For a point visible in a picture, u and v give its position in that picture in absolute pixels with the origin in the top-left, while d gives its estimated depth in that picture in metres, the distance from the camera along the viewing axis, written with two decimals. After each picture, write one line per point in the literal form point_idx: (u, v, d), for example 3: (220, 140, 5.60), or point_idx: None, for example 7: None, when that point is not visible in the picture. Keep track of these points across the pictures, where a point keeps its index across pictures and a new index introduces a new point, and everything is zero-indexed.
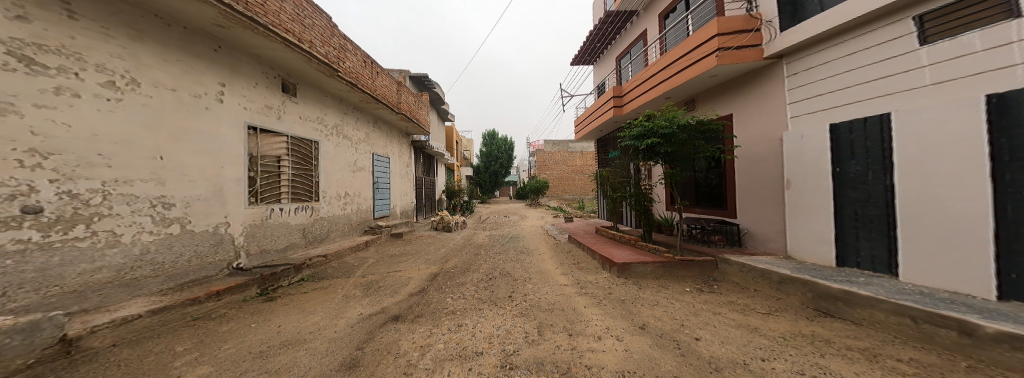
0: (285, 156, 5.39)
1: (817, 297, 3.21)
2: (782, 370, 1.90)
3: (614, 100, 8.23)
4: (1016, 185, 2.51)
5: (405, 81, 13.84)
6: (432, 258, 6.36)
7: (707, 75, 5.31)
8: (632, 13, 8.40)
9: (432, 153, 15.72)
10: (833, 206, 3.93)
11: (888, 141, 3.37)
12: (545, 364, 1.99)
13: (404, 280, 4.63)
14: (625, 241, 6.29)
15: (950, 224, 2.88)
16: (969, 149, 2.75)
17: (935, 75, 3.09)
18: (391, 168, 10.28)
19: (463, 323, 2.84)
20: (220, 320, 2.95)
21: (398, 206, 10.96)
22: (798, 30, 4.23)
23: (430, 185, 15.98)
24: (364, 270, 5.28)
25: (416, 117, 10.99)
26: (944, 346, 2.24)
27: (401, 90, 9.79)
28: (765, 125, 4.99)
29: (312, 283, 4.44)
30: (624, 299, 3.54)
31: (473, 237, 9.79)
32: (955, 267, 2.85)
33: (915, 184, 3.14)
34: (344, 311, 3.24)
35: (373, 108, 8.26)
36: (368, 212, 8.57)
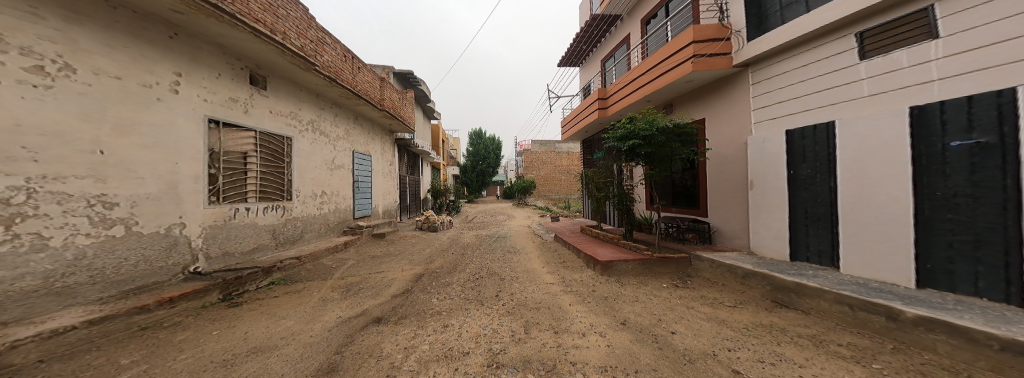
0: (252, 152, 5.02)
1: (774, 289, 3.50)
2: (746, 358, 2.05)
3: (599, 102, 8.51)
4: (932, 187, 2.93)
5: (388, 77, 13.46)
6: (417, 259, 6.19)
7: (684, 80, 5.62)
8: (617, 18, 8.74)
9: (416, 151, 15.36)
10: (788, 205, 4.32)
11: (831, 147, 3.78)
12: (532, 362, 2.01)
13: (388, 281, 4.49)
14: (608, 240, 6.48)
15: (880, 220, 3.27)
16: (895, 154, 3.13)
17: (872, 87, 3.48)
18: (372, 166, 9.88)
19: (449, 324, 2.79)
20: (175, 329, 2.67)
21: (381, 205, 10.62)
22: (762, 40, 4.62)
23: (414, 184, 15.54)
24: (343, 272, 5.04)
25: (400, 113, 10.68)
26: (874, 330, 2.54)
27: (386, 86, 9.48)
28: (732, 130, 5.38)
29: (284, 287, 4.16)
30: (607, 296, 3.66)
31: (459, 236, 9.64)
32: (882, 259, 3.24)
33: (854, 185, 3.52)
34: (321, 315, 3.05)
35: (353, 104, 7.90)
36: (348, 211, 8.23)
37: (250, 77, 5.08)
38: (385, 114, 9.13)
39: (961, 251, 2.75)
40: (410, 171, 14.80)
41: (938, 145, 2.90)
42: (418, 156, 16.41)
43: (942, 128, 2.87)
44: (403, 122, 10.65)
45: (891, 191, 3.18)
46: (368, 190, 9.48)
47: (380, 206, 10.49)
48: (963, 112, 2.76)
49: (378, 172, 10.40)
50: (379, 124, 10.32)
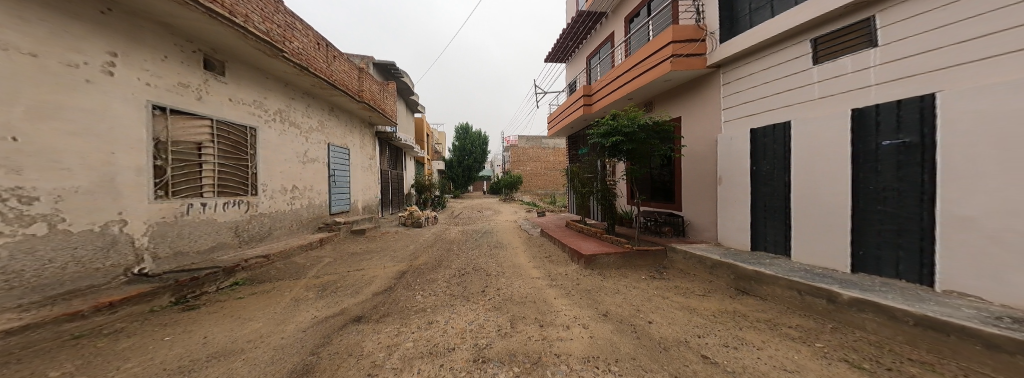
0: (208, 143, 4.58)
1: (737, 278, 3.79)
2: (713, 344, 2.22)
3: (585, 99, 8.73)
4: (866, 182, 3.33)
5: (368, 67, 12.84)
6: (400, 256, 5.97)
7: (663, 79, 5.89)
8: (602, 15, 8.98)
9: (398, 145, 14.82)
10: (751, 200, 4.70)
11: (787, 147, 4.15)
12: (517, 355, 2.02)
13: (368, 279, 4.30)
14: (591, 234, 6.67)
15: (826, 212, 3.68)
16: (838, 153, 3.55)
17: (822, 90, 3.83)
18: (350, 159, 9.37)
19: (434, 320, 2.73)
20: (118, 336, 2.37)
21: (361, 201, 10.15)
22: (732, 43, 4.93)
23: (397, 179, 15.02)
24: (319, 270, 4.75)
25: (380, 105, 10.21)
26: (817, 312, 2.87)
27: (365, 77, 9.02)
28: (704, 129, 5.76)
29: (250, 288, 3.84)
30: (590, 289, 3.77)
31: (445, 232, 9.45)
32: (827, 247, 3.68)
33: (805, 181, 3.92)
34: (293, 317, 2.84)
35: (329, 94, 7.43)
36: (324, 207, 7.78)
37: (203, 61, 4.59)
38: (364, 105, 8.69)
39: (886, 241, 3.16)
40: (392, 165, 14.28)
41: (873, 144, 3.27)
42: (401, 149, 15.85)
43: (876, 129, 3.24)
44: (384, 115, 10.19)
45: (837, 187, 3.58)
46: (346, 185, 9.00)
47: (359, 201, 10.02)
48: (893, 114, 3.11)
49: (357, 166, 9.91)
50: (357, 116, 9.81)
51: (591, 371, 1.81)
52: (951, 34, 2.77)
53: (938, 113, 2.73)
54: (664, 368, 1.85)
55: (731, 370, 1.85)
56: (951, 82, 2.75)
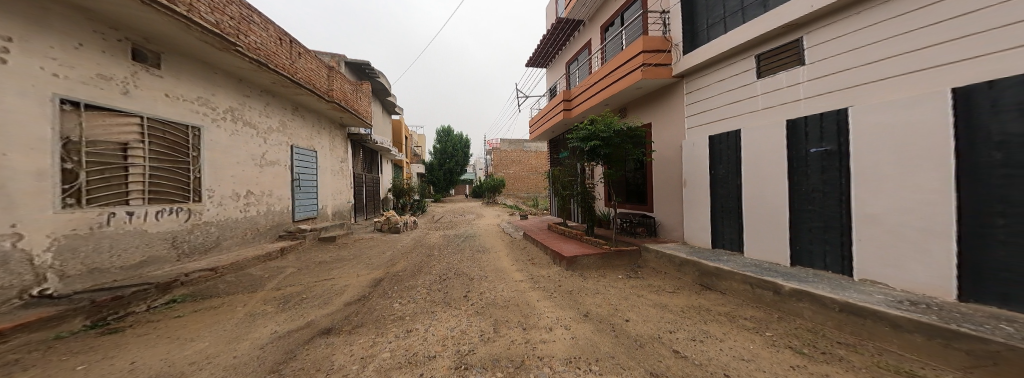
0: (135, 143, 3.98)
1: (701, 274, 4.07)
2: (682, 338, 2.37)
3: (564, 104, 9.02)
4: (801, 185, 3.81)
5: (340, 66, 12.14)
6: (376, 263, 5.62)
7: (635, 87, 6.21)
8: (579, 23, 9.45)
9: (373, 148, 14.11)
10: (710, 201, 5.13)
11: (737, 153, 4.63)
12: (501, 360, 1.98)
13: (339, 289, 3.99)
14: (572, 236, 6.84)
15: (772, 212, 4.14)
16: (779, 158, 4.04)
17: (764, 101, 4.32)
18: (318, 162, 8.71)
19: (413, 328, 2.63)
20: (17, 368, 1.91)
21: (331, 206, 9.47)
22: (692, 56, 5.35)
23: (372, 183, 14.29)
24: (280, 282, 4.29)
25: (353, 106, 9.66)
26: (766, 303, 3.19)
27: (336, 76, 8.53)
28: (670, 135, 6.20)
29: (192, 304, 3.34)
30: (571, 290, 3.83)
31: (425, 237, 9.09)
32: (773, 244, 4.12)
33: (754, 184, 4.38)
34: (247, 334, 2.53)
35: (293, 93, 6.89)
36: (287, 213, 7.12)
37: (132, 51, 3.99)
38: (333, 105, 8.16)
39: (817, 236, 3.62)
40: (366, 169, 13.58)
41: (806, 150, 3.74)
42: (376, 152, 15.14)
43: (807, 138, 3.73)
44: (355, 116, 9.65)
45: (779, 189, 4.05)
46: (313, 189, 8.34)
47: (329, 207, 9.33)
48: (818, 124, 3.60)
49: (326, 169, 9.25)
50: (326, 116, 9.19)
51: (573, 372, 1.83)
52: (860, 55, 3.26)
53: (853, 124, 3.22)
54: (641, 365, 1.92)
55: (700, 363, 1.97)
56: (863, 96, 3.25)
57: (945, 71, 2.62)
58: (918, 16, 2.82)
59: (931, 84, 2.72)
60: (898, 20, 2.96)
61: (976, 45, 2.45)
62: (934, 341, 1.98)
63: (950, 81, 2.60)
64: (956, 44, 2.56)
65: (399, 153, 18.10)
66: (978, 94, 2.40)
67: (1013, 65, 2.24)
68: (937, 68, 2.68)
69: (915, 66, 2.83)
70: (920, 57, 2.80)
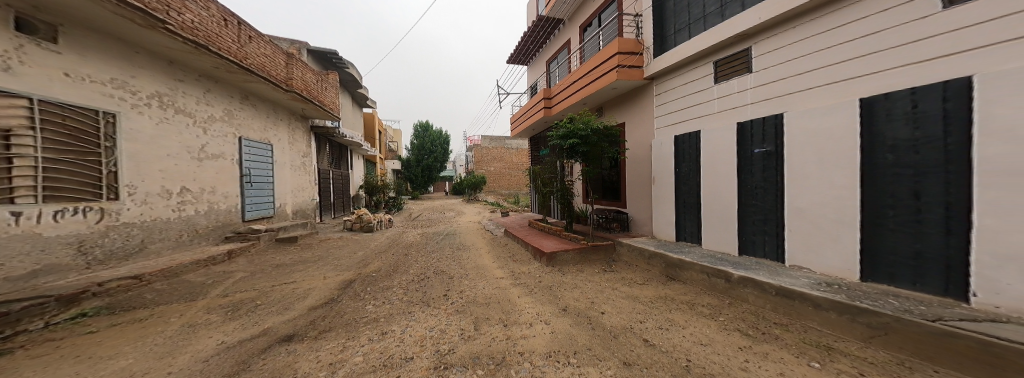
0: (22, 130, 3.28)
1: (666, 266, 4.37)
2: (652, 327, 2.54)
3: (544, 102, 9.11)
4: (748, 184, 4.25)
5: (302, 55, 10.91)
6: (346, 264, 5.24)
7: (610, 88, 6.45)
8: (559, 22, 9.62)
9: (342, 142, 13.11)
10: (674, 198, 5.50)
11: (695, 153, 5.04)
12: (481, 358, 1.98)
13: (303, 292, 3.69)
14: (552, 232, 6.99)
15: (725, 207, 4.57)
16: (730, 158, 4.47)
17: (719, 105, 4.74)
18: (274, 156, 7.85)
19: (388, 330, 2.55)
20: None
21: (290, 204, 8.64)
22: (661, 60, 5.65)
23: (341, 179, 13.30)
24: (230, 287, 3.84)
25: (318, 98, 8.81)
26: (719, 289, 3.54)
27: (298, 64, 7.73)
28: (641, 135, 6.52)
29: (111, 317, 2.84)
30: (551, 285, 3.92)
31: (400, 236, 8.65)
32: (726, 237, 4.56)
33: (710, 182, 4.77)
34: (185, 347, 2.22)
35: (241, 80, 6.10)
36: (234, 212, 6.35)
37: (16, 20, 3.24)
38: (292, 94, 7.38)
39: (761, 229, 4.09)
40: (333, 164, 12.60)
41: (754, 151, 4.15)
42: (345, 147, 14.11)
43: (755, 140, 4.16)
44: (320, 107, 8.82)
45: (730, 186, 4.48)
46: (268, 185, 7.52)
47: (288, 205, 8.50)
48: (764, 129, 4.03)
49: (285, 164, 8.39)
50: (284, 107, 8.30)
51: (553, 366, 1.87)
52: (793, 66, 3.73)
53: (789, 129, 3.68)
54: (615, 356, 2.02)
55: (666, 350, 2.13)
56: (794, 103, 3.71)
57: (855, 84, 3.12)
58: (838, 34, 3.29)
59: (845, 94, 3.22)
60: (823, 37, 3.43)
61: (878, 62, 2.95)
62: (843, 316, 2.41)
63: (860, 92, 3.08)
64: (864, 60, 3.06)
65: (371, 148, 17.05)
66: (879, 105, 2.90)
67: (906, 80, 2.74)
68: (851, 80, 3.16)
69: (834, 78, 3.31)
70: (840, 70, 3.27)
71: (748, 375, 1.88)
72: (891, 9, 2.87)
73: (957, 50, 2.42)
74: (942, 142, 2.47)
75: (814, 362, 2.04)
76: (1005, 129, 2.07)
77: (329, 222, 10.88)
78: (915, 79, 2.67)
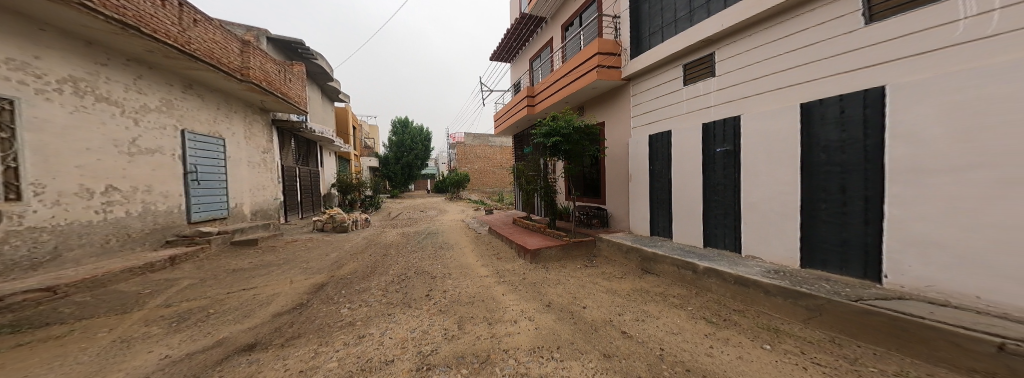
0: None
1: (641, 259, 4.57)
2: (630, 319, 2.67)
3: (528, 100, 9.13)
4: (712, 181, 4.56)
5: (263, 44, 10.01)
6: (317, 267, 4.89)
7: (591, 87, 6.60)
8: (542, 20, 9.66)
9: (311, 137, 12.18)
10: (648, 195, 5.74)
11: (665, 152, 5.34)
12: (466, 357, 1.96)
13: (266, 297, 3.40)
14: (535, 230, 7.05)
15: (692, 203, 4.87)
16: (696, 157, 4.78)
17: (687, 107, 5.02)
18: (227, 152, 7.08)
19: (366, 333, 2.43)
20: None
21: (249, 204, 7.89)
22: (636, 62, 5.86)
23: (309, 177, 12.37)
24: (177, 296, 3.43)
25: (280, 90, 8.08)
26: (687, 280, 3.79)
27: (256, 53, 7.03)
28: (619, 134, 6.75)
29: (18, 335, 2.42)
30: (535, 282, 3.96)
31: (377, 236, 8.22)
32: (692, 231, 4.87)
33: (680, 179, 5.05)
34: (116, 365, 1.94)
35: (182, 66, 5.40)
36: (178, 213, 5.66)
37: None
38: (248, 85, 6.67)
39: (721, 222, 4.43)
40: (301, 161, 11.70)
41: (718, 151, 4.45)
42: (314, 142, 13.14)
43: (718, 140, 4.46)
44: (282, 100, 8.08)
45: (695, 182, 4.80)
46: (219, 183, 6.78)
47: (245, 205, 7.75)
48: (726, 129, 4.33)
49: (240, 160, 7.61)
50: (237, 97, 7.47)
51: (537, 361, 1.90)
52: (750, 71, 4.06)
53: (748, 131, 4.00)
54: (596, 348, 2.09)
55: (642, 340, 2.25)
56: (750, 106, 4.05)
57: (800, 89, 3.48)
58: (786, 43, 3.64)
59: (792, 98, 3.57)
60: (774, 45, 3.77)
61: (819, 70, 3.32)
62: (788, 301, 2.75)
63: (804, 96, 3.44)
64: (808, 68, 3.42)
65: (345, 145, 16.08)
66: (815, 110, 3.32)
67: (840, 87, 3.11)
68: (797, 86, 3.52)
69: (783, 83, 3.66)
70: (787, 76, 3.62)
71: (712, 360, 2.04)
72: (828, 23, 3.24)
73: (877, 63, 2.81)
74: (862, 144, 2.92)
75: (766, 344, 2.27)
76: (910, 138, 2.55)
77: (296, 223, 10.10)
78: (846, 86, 3.04)
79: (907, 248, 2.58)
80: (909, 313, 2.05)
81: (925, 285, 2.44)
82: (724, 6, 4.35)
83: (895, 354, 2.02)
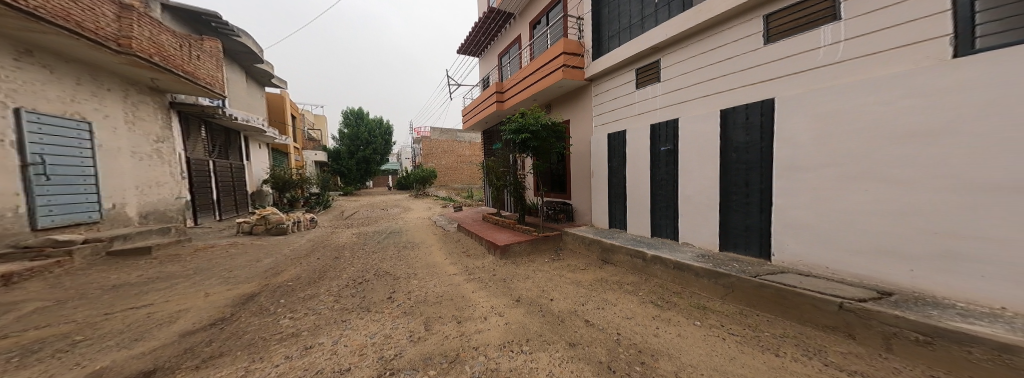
0: None
1: (602, 250, 4.87)
2: (592, 308, 2.81)
3: (496, 96, 8.99)
4: (655, 177, 5.06)
5: (162, 18, 8.07)
6: (243, 276, 4.13)
7: (557, 86, 6.75)
8: (510, 16, 9.56)
9: (233, 125, 10.28)
10: (607, 190, 6.14)
11: (621, 150, 5.76)
12: (434, 357, 1.86)
13: (172, 315, 2.78)
14: (505, 225, 7.02)
15: (641, 197, 5.34)
16: (643, 154, 5.25)
17: (637, 109, 5.46)
18: (98, 138, 5.59)
19: (315, 343, 2.15)
20: None
21: (136, 205, 6.32)
22: (596, 64, 6.20)
23: (230, 172, 10.45)
24: (32, 322, 2.61)
25: (182, 68, 6.59)
26: (637, 267, 4.16)
27: (141, 19, 5.53)
28: (581, 132, 7.05)
29: None
30: (505, 277, 3.94)
31: (327, 238, 7.31)
32: (641, 223, 5.35)
33: (633, 175, 5.49)
34: None
35: (13, 26, 4.07)
36: (16, 218, 4.35)
37: None
38: (127, 57, 5.34)
39: (665, 214, 4.92)
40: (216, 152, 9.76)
41: (661, 150, 4.93)
42: (235, 131, 11.10)
43: (661, 140, 4.94)
44: (184, 80, 6.63)
45: (644, 178, 5.25)
46: (85, 178, 5.31)
47: (130, 206, 6.18)
48: (668, 130, 4.83)
49: (119, 150, 6.03)
50: (109, 71, 5.87)
51: (507, 356, 1.88)
52: (687, 78, 4.55)
53: (685, 132, 4.51)
54: (562, 338, 2.16)
55: (602, 327, 2.39)
56: (687, 110, 4.57)
57: (725, 97, 4.03)
58: (716, 55, 4.14)
59: (718, 104, 4.11)
60: (707, 56, 4.27)
61: (739, 81, 3.87)
62: (712, 280, 3.20)
63: (728, 103, 4.00)
64: (731, 78, 3.96)
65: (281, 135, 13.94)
66: (730, 116, 3.94)
67: (754, 96, 3.67)
68: (722, 93, 4.06)
69: (712, 91, 4.19)
70: (715, 85, 4.16)
71: (658, 340, 2.26)
72: (748, 40, 3.78)
73: (783, 76, 3.40)
74: (758, 146, 3.61)
75: (697, 321, 2.61)
76: (790, 142, 3.28)
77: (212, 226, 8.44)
78: (759, 96, 3.62)
79: (787, 228, 3.36)
80: (786, 284, 2.66)
81: (795, 260, 3.28)
82: (669, 17, 4.80)
83: (783, 319, 2.57)
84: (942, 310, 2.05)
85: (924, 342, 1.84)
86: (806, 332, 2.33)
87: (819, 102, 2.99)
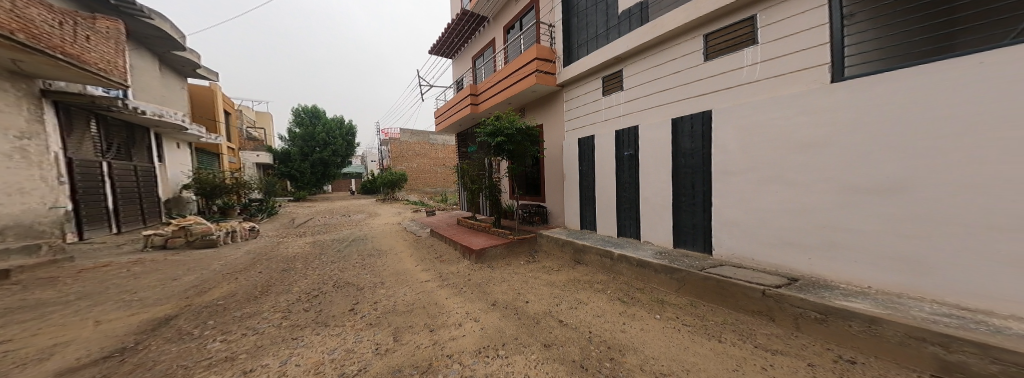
0: None
1: (574, 251, 5.00)
2: (565, 308, 2.86)
3: (471, 98, 8.85)
4: (621, 180, 5.33)
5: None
6: (161, 296, 3.49)
7: (531, 90, 6.82)
8: (483, 20, 9.50)
9: (151, 119, 8.72)
10: (579, 192, 6.33)
11: (591, 154, 5.99)
12: (404, 369, 1.74)
13: (56, 349, 2.24)
14: (481, 229, 6.89)
15: (608, 198, 5.60)
16: (609, 158, 5.52)
17: (602, 115, 5.76)
18: None
19: (258, 366, 1.88)
20: None
21: None
22: (566, 71, 6.41)
23: (132, 174, 8.81)
24: None
25: (66, 52, 5.43)
26: (606, 266, 4.33)
27: None
28: (554, 136, 7.19)
29: None
30: (480, 282, 3.84)
31: (277, 249, 6.51)
32: (609, 223, 5.59)
33: (601, 178, 5.73)
34: None
35: None
36: None
37: None
38: None
39: (629, 215, 5.21)
40: (111, 152, 8.14)
41: (625, 154, 5.23)
42: (138, 127, 9.40)
43: (625, 144, 5.24)
44: (67, 65, 5.47)
45: (610, 180, 5.51)
46: None
47: None
48: (630, 136, 5.13)
49: None
50: None
51: (483, 362, 1.82)
52: (644, 88, 4.91)
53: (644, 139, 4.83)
54: (537, 340, 2.15)
55: (575, 326, 2.44)
56: (643, 118, 4.93)
57: (674, 107, 4.41)
58: (669, 67, 4.50)
59: (669, 113, 4.49)
60: (660, 68, 4.63)
61: (685, 92, 4.26)
62: (668, 275, 3.43)
63: (676, 112, 4.38)
64: (679, 89, 4.34)
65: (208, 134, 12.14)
66: (680, 124, 4.30)
67: (696, 106, 4.08)
68: (671, 103, 4.44)
69: (664, 100, 4.56)
70: (666, 96, 4.53)
71: (624, 335, 2.37)
72: (694, 56, 4.16)
73: (721, 89, 3.81)
74: (702, 152, 3.99)
75: (658, 315, 2.78)
76: (724, 149, 3.71)
77: (104, 241, 7.02)
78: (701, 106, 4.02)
79: (723, 226, 3.78)
80: (723, 276, 2.98)
81: (730, 254, 3.70)
82: (630, 31, 5.15)
83: (722, 307, 2.87)
84: (832, 291, 2.47)
85: (820, 320, 2.22)
86: (741, 319, 2.62)
87: (750, 114, 3.42)
